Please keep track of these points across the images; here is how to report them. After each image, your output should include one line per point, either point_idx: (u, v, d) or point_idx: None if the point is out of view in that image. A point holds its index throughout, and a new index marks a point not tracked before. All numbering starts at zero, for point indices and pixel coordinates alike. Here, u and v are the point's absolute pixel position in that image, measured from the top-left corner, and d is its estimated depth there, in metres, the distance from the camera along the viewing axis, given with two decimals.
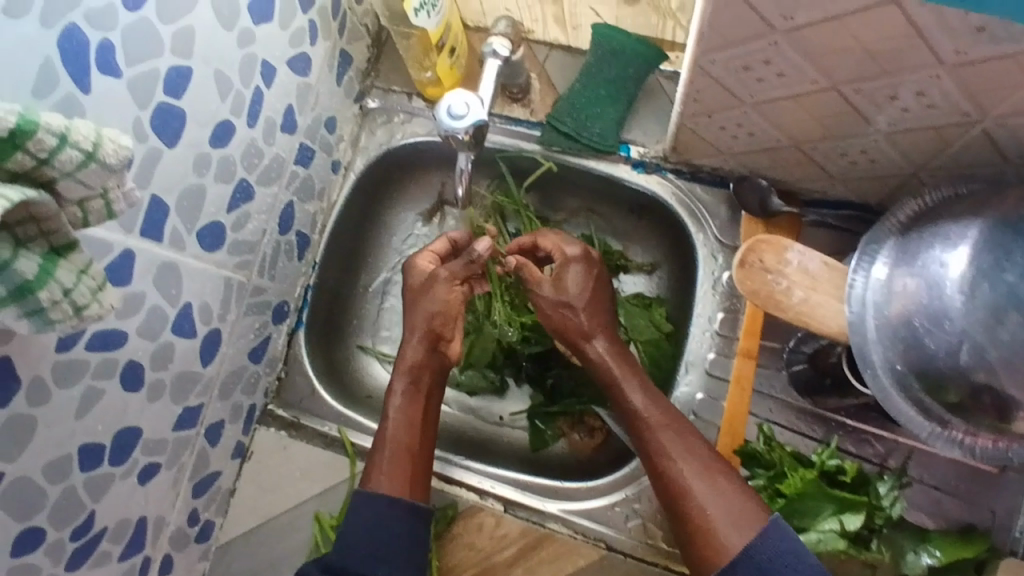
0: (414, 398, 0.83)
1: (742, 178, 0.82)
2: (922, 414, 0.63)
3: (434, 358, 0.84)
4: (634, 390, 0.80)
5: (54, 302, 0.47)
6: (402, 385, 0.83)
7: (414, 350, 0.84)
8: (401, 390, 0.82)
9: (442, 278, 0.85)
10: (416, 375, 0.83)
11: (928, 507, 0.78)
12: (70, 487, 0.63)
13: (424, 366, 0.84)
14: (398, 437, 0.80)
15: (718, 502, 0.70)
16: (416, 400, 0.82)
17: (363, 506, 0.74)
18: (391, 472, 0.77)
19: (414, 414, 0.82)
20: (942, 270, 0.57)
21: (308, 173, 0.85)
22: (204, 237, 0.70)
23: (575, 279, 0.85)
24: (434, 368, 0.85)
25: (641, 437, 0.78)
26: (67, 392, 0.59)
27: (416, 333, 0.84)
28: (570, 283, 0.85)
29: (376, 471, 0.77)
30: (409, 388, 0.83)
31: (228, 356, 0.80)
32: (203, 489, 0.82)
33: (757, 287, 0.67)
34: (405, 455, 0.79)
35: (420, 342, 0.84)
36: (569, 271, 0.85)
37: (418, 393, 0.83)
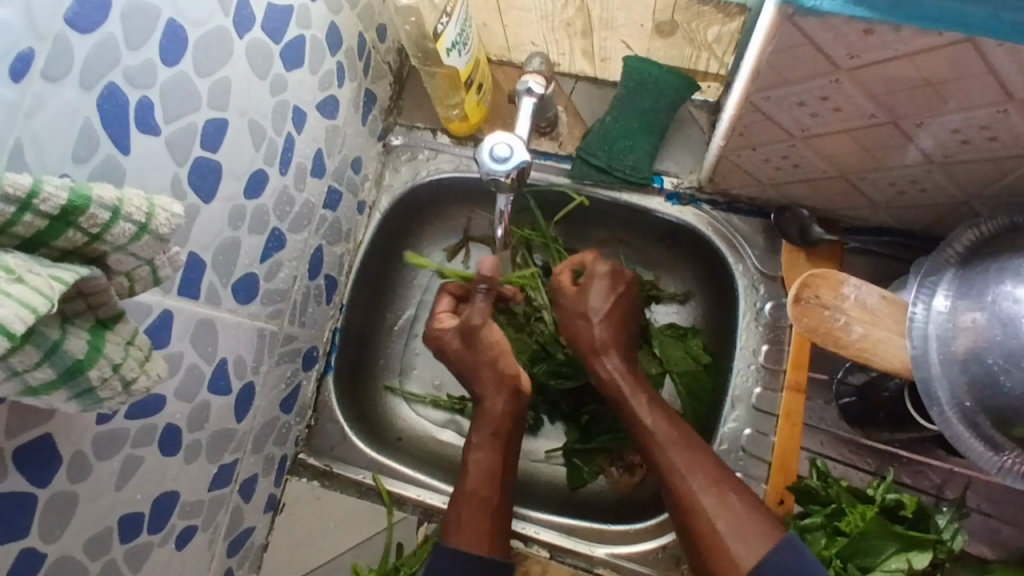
0: (493, 448, 0.80)
1: (783, 208, 0.80)
2: (992, 450, 0.61)
3: (514, 404, 0.82)
4: (647, 402, 0.77)
5: (104, 379, 0.45)
6: (480, 437, 0.81)
7: (495, 400, 0.81)
8: (480, 443, 0.80)
9: (479, 325, 0.83)
10: (500, 428, 0.81)
11: (988, 537, 0.75)
12: (111, 561, 0.59)
13: (504, 415, 0.81)
14: (477, 490, 0.77)
15: (725, 514, 0.67)
16: (499, 451, 0.80)
17: None
18: (471, 527, 0.74)
19: (494, 465, 0.79)
20: (1015, 305, 0.55)
21: (336, 216, 0.84)
22: (240, 289, 0.68)
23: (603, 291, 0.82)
24: (518, 421, 0.82)
25: (650, 447, 0.75)
26: (108, 463, 0.56)
27: (497, 382, 0.82)
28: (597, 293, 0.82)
29: (459, 528, 0.74)
30: (488, 438, 0.80)
31: (262, 408, 0.77)
32: (238, 547, 0.79)
33: (816, 324, 0.65)
34: (489, 508, 0.76)
35: (500, 393, 0.82)
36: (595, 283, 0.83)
37: (499, 444, 0.80)
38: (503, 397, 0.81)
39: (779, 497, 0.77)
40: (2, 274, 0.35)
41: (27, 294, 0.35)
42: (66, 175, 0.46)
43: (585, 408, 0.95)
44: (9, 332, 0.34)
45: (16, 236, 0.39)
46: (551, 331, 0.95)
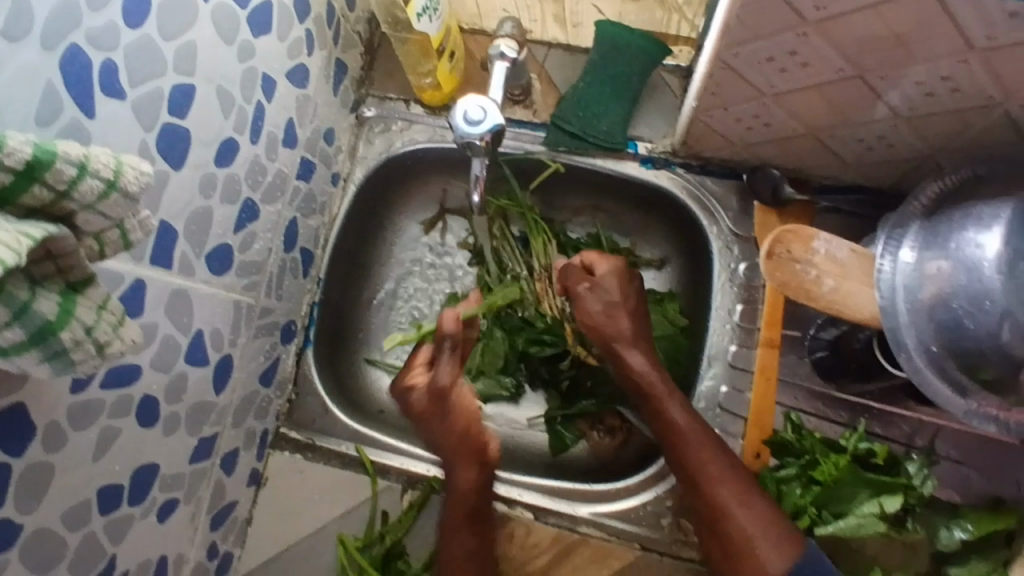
0: (461, 531, 0.76)
1: (755, 168, 0.81)
2: (958, 394, 0.62)
3: (483, 472, 0.79)
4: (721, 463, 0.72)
5: (76, 342, 0.44)
6: (453, 520, 0.76)
7: (463, 476, 0.78)
8: (453, 526, 0.76)
9: (445, 386, 0.82)
10: (467, 506, 0.77)
11: (957, 484, 0.78)
12: (91, 533, 0.58)
13: (472, 490, 0.78)
14: None
15: (754, 519, 0.68)
16: (474, 539, 0.76)
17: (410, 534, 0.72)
18: None
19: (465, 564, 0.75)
20: (978, 250, 0.57)
21: (310, 187, 0.83)
22: (213, 261, 0.67)
23: (624, 287, 0.83)
24: (485, 486, 0.80)
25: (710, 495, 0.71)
26: (84, 434, 0.55)
27: (456, 462, 0.79)
28: (620, 291, 0.82)
29: None
30: (459, 520, 0.76)
31: (241, 382, 0.76)
32: (220, 521, 0.79)
33: (787, 279, 0.66)
34: None
35: (469, 468, 0.79)
36: (607, 283, 0.82)
37: (466, 513, 0.76)
38: (469, 474, 0.78)
39: (755, 451, 0.79)
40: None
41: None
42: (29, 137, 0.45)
43: (565, 374, 0.96)
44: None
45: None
46: (532, 302, 0.95)
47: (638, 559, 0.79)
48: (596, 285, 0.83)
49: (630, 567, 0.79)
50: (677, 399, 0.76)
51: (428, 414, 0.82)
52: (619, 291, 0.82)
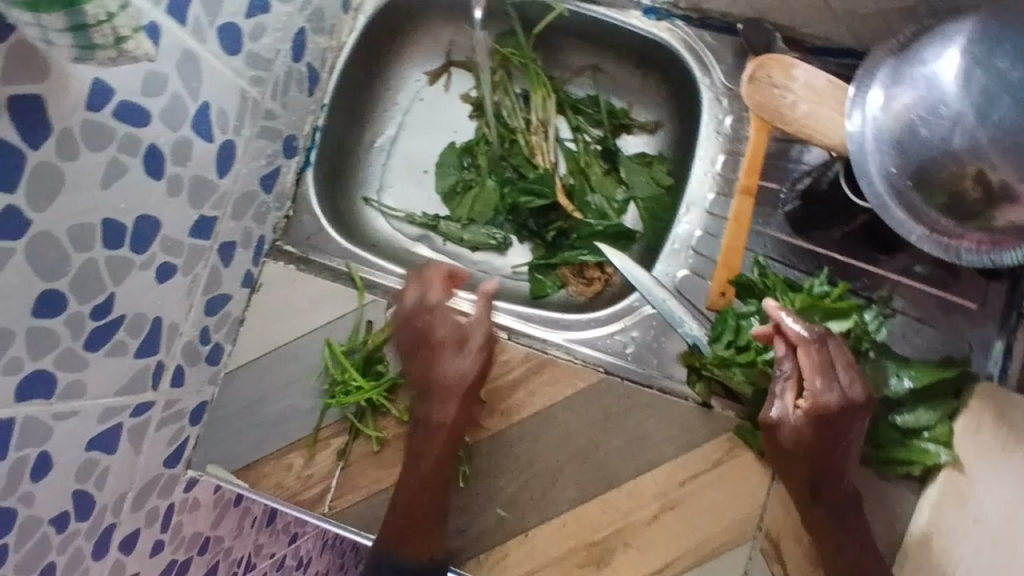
0: (441, 460, 0.79)
1: (750, 19, 0.84)
2: (911, 218, 0.66)
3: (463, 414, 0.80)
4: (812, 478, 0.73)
5: (98, 22, 0.47)
6: (438, 438, 0.79)
7: (446, 413, 0.79)
8: (431, 453, 0.78)
9: (436, 380, 0.81)
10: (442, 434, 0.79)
11: (910, 339, 0.81)
12: (93, 261, 0.62)
13: (454, 429, 0.79)
14: (429, 473, 0.78)
15: None
16: (436, 459, 0.78)
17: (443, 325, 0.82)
18: (420, 527, 0.77)
19: (439, 456, 0.79)
20: (932, 64, 0.62)
21: (321, 2, 0.85)
22: (224, 37, 0.70)
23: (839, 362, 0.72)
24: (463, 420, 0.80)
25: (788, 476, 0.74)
26: (93, 155, 0.59)
27: (445, 394, 0.80)
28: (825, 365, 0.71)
29: (403, 541, 0.77)
30: (436, 441, 0.79)
31: (241, 175, 0.80)
32: (215, 309, 0.83)
33: (764, 101, 0.70)
34: (434, 486, 0.78)
35: (450, 403, 0.80)
36: (825, 402, 0.71)
37: (438, 433, 0.79)
38: (449, 413, 0.79)
39: (721, 290, 0.83)
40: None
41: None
42: None
43: (551, 225, 0.97)
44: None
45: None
46: (524, 154, 0.99)
47: (601, 382, 0.83)
48: (823, 387, 0.71)
49: (593, 389, 0.83)
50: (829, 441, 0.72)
51: (423, 388, 0.82)
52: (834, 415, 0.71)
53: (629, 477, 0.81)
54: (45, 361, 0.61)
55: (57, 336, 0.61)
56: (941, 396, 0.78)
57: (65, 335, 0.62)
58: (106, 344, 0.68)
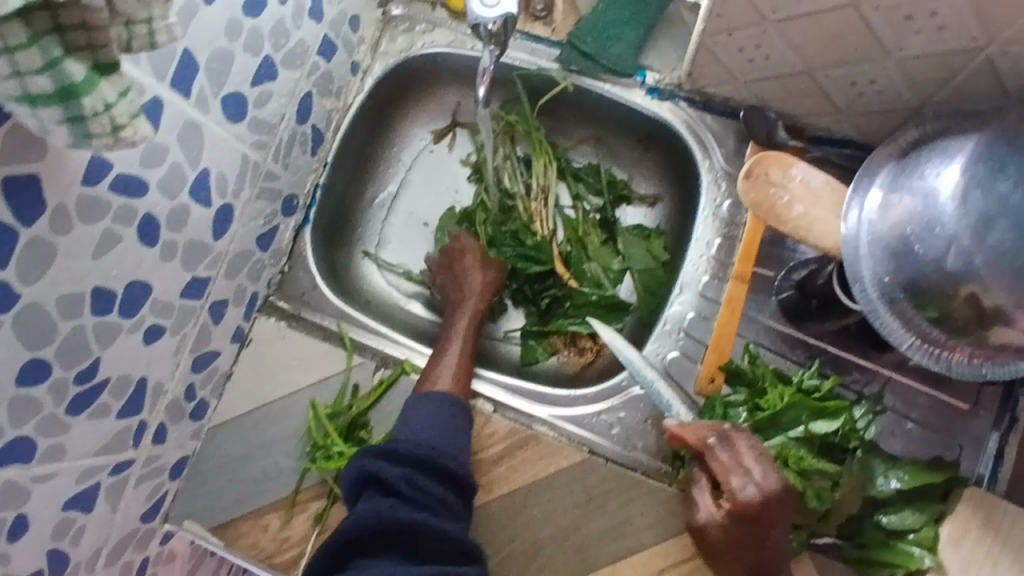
0: (468, 338, 0.88)
1: (751, 107, 0.84)
2: (904, 327, 0.65)
3: (487, 307, 0.92)
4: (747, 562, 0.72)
5: (95, 113, 0.48)
6: (461, 323, 0.89)
7: (472, 297, 0.91)
8: (457, 330, 0.88)
9: (467, 288, 0.91)
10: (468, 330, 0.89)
11: (899, 436, 0.80)
12: (80, 328, 0.63)
13: (477, 318, 0.90)
14: (463, 355, 0.87)
15: None
16: (467, 340, 0.88)
17: (472, 263, 0.92)
18: (447, 370, 0.84)
19: (466, 351, 0.87)
20: (935, 179, 0.61)
21: (329, 67, 0.87)
22: (228, 107, 0.71)
23: (752, 456, 0.72)
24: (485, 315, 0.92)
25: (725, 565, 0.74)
26: (87, 228, 0.59)
27: (473, 288, 0.91)
28: (740, 467, 0.71)
29: (432, 378, 0.84)
30: (464, 341, 0.88)
31: (238, 236, 0.81)
32: (202, 366, 0.83)
33: (762, 201, 0.71)
34: (466, 352, 0.87)
35: (476, 291, 0.91)
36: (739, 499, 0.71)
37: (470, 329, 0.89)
38: (475, 295, 0.91)
39: (710, 375, 0.82)
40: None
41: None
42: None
43: (546, 292, 0.97)
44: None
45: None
46: (523, 220, 0.97)
47: (584, 462, 0.82)
48: (734, 484, 0.71)
49: (576, 468, 0.82)
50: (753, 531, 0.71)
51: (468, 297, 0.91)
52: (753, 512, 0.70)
53: (607, 562, 0.79)
54: (26, 428, 0.61)
55: (41, 403, 0.62)
56: (927, 501, 0.75)
57: (47, 401, 0.63)
58: (89, 407, 0.68)
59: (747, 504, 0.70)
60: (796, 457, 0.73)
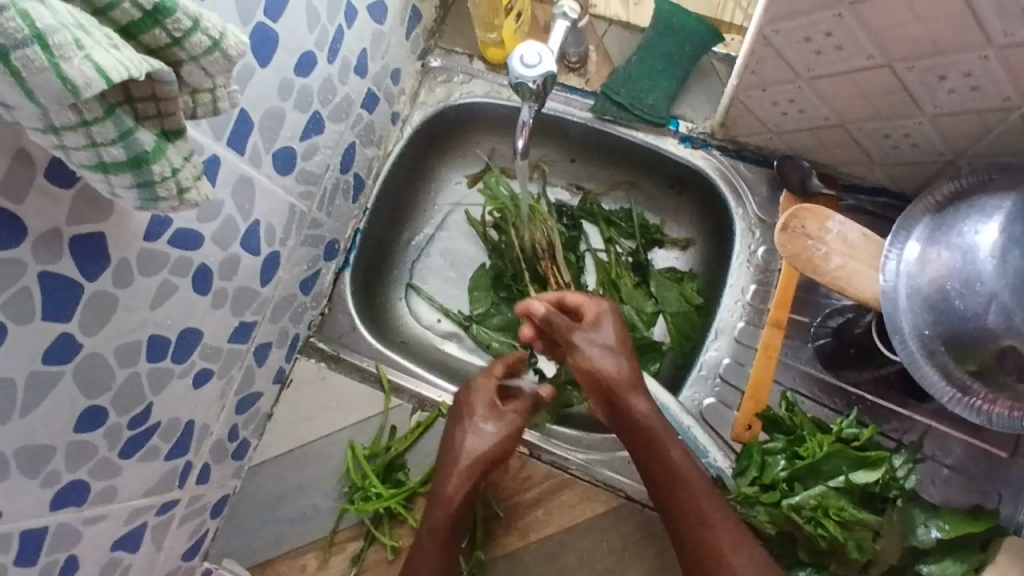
0: (438, 538, 0.78)
1: (786, 156, 0.85)
2: (945, 379, 0.66)
3: (466, 496, 0.79)
4: (676, 445, 0.77)
5: (163, 178, 0.51)
6: (432, 519, 0.79)
7: (450, 485, 0.79)
8: (428, 527, 0.78)
9: (456, 463, 0.80)
10: (442, 520, 0.78)
11: (939, 485, 0.80)
12: (135, 374, 0.65)
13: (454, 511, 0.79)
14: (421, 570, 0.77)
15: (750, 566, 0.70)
16: (432, 540, 0.78)
17: (479, 431, 0.81)
18: None
19: (433, 554, 0.77)
20: (975, 237, 0.61)
21: (371, 118, 0.90)
22: (278, 159, 0.74)
23: (606, 315, 0.83)
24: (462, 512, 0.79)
25: (665, 458, 0.76)
26: (147, 280, 0.62)
27: (457, 468, 0.80)
28: (593, 323, 0.82)
29: None
30: (436, 531, 0.78)
31: (283, 282, 0.83)
32: (245, 407, 0.85)
33: (797, 251, 0.72)
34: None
35: (457, 478, 0.80)
36: (604, 324, 0.82)
37: (438, 536, 0.78)
38: (454, 484, 0.79)
39: (747, 422, 0.82)
40: (70, 41, 0.38)
41: (101, 55, 0.40)
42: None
43: None
44: (73, 85, 0.39)
45: (88, 3, 0.44)
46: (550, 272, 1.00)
47: (620, 508, 0.83)
48: (591, 332, 0.82)
49: (611, 514, 0.83)
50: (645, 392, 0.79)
51: (475, 466, 0.80)
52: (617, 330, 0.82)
53: None
54: (81, 471, 0.64)
55: (94, 447, 0.64)
56: (968, 552, 0.73)
57: (102, 445, 0.65)
58: (139, 451, 0.70)
59: (607, 344, 0.81)
60: (836, 507, 0.72)
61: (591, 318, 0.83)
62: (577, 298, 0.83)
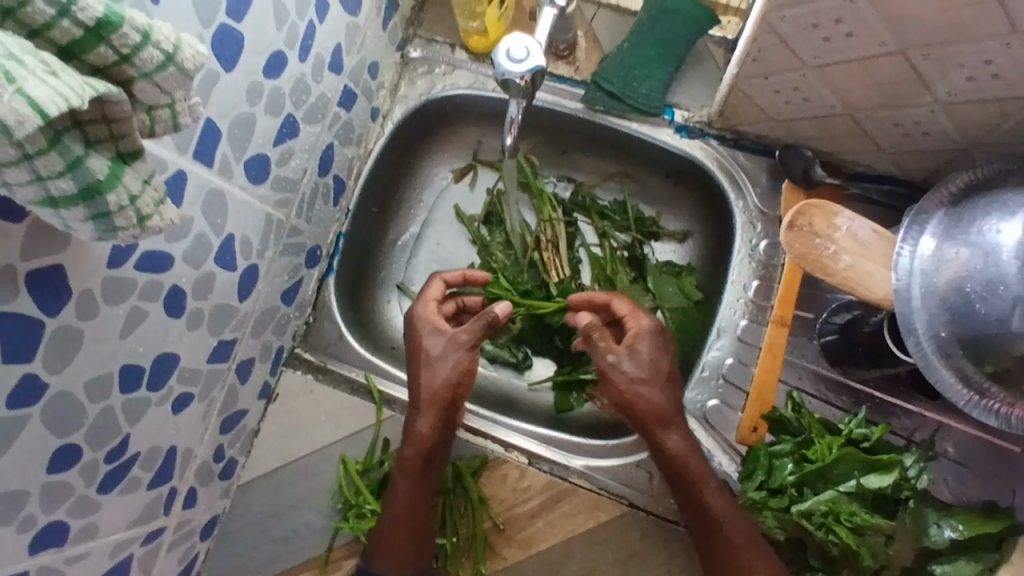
0: (416, 478, 0.76)
1: (787, 147, 0.82)
2: (961, 382, 0.63)
3: (443, 430, 0.78)
4: (713, 488, 0.74)
5: (120, 208, 0.46)
6: (405, 458, 0.77)
7: (425, 420, 0.78)
8: (402, 465, 0.77)
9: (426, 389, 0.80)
10: (424, 453, 0.77)
11: (950, 483, 0.77)
12: (109, 408, 0.61)
13: (431, 446, 0.78)
14: (398, 513, 0.75)
15: None
16: (407, 482, 0.76)
17: (437, 369, 0.80)
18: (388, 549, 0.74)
19: (408, 500, 0.76)
20: (997, 236, 0.57)
21: (350, 116, 0.85)
22: (252, 168, 0.69)
23: (653, 347, 0.78)
24: (443, 445, 0.79)
25: (702, 504, 0.73)
26: (114, 309, 0.58)
27: (426, 402, 0.79)
28: (643, 350, 0.78)
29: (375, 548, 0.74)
30: (414, 468, 0.77)
31: (263, 295, 0.79)
32: (230, 426, 0.82)
33: (806, 251, 0.68)
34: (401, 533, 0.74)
35: (429, 413, 0.79)
36: (641, 344, 0.78)
37: (420, 474, 0.77)
38: (429, 419, 0.78)
39: (752, 425, 0.80)
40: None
41: (33, 88, 0.35)
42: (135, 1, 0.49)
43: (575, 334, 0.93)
44: (3, 124, 0.35)
45: (22, 23, 0.39)
46: (540, 272, 0.95)
47: (623, 516, 0.80)
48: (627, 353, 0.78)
49: (615, 522, 0.80)
50: (678, 428, 0.76)
51: (422, 457, 0.77)
52: (652, 353, 0.78)
53: None
54: (58, 513, 0.60)
55: (71, 487, 0.60)
56: (983, 552, 0.70)
57: (78, 483, 0.61)
58: (119, 484, 0.67)
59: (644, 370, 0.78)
60: (848, 512, 0.70)
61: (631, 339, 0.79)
62: (622, 310, 0.81)
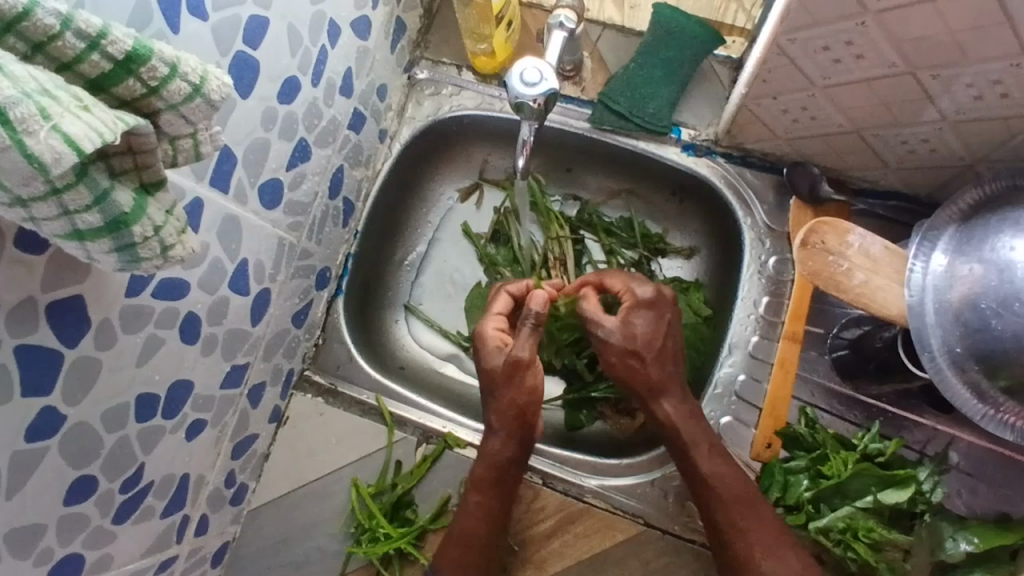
0: (491, 495, 0.76)
1: (796, 164, 0.83)
2: (976, 397, 0.64)
3: (519, 448, 0.77)
4: (707, 454, 0.74)
5: (145, 239, 0.46)
6: (479, 477, 0.76)
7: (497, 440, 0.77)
8: (477, 484, 0.76)
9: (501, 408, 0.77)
10: (499, 471, 0.76)
11: (965, 495, 0.77)
12: (125, 437, 0.61)
13: (509, 463, 0.77)
14: (472, 532, 0.74)
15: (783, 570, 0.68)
16: (481, 497, 0.76)
17: (507, 389, 0.77)
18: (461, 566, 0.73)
19: (484, 514, 0.75)
20: (1009, 253, 0.58)
21: (359, 138, 0.85)
22: (265, 193, 0.70)
23: (649, 321, 0.77)
24: (519, 463, 0.77)
25: (695, 470, 0.74)
26: (131, 337, 0.57)
27: (500, 424, 0.77)
28: (642, 324, 0.77)
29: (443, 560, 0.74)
30: (487, 485, 0.76)
31: (275, 318, 0.79)
32: (241, 451, 0.81)
33: (818, 268, 0.69)
34: (473, 550, 0.74)
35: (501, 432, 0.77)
36: (636, 318, 0.77)
37: (498, 490, 0.76)
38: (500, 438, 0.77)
39: (767, 441, 0.80)
40: (34, 111, 0.34)
41: (71, 124, 0.35)
42: (155, 31, 0.49)
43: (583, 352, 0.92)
44: (41, 162, 0.35)
45: (51, 57, 0.39)
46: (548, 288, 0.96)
47: (640, 534, 0.80)
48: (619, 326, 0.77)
49: (632, 541, 0.80)
50: (672, 395, 0.76)
51: (494, 475, 0.76)
52: (651, 323, 0.77)
53: None
54: (74, 545, 0.59)
55: (87, 518, 0.60)
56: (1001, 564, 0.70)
57: (94, 514, 0.60)
58: (134, 513, 0.66)
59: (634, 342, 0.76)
60: (866, 528, 0.70)
61: (627, 311, 0.78)
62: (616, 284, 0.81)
